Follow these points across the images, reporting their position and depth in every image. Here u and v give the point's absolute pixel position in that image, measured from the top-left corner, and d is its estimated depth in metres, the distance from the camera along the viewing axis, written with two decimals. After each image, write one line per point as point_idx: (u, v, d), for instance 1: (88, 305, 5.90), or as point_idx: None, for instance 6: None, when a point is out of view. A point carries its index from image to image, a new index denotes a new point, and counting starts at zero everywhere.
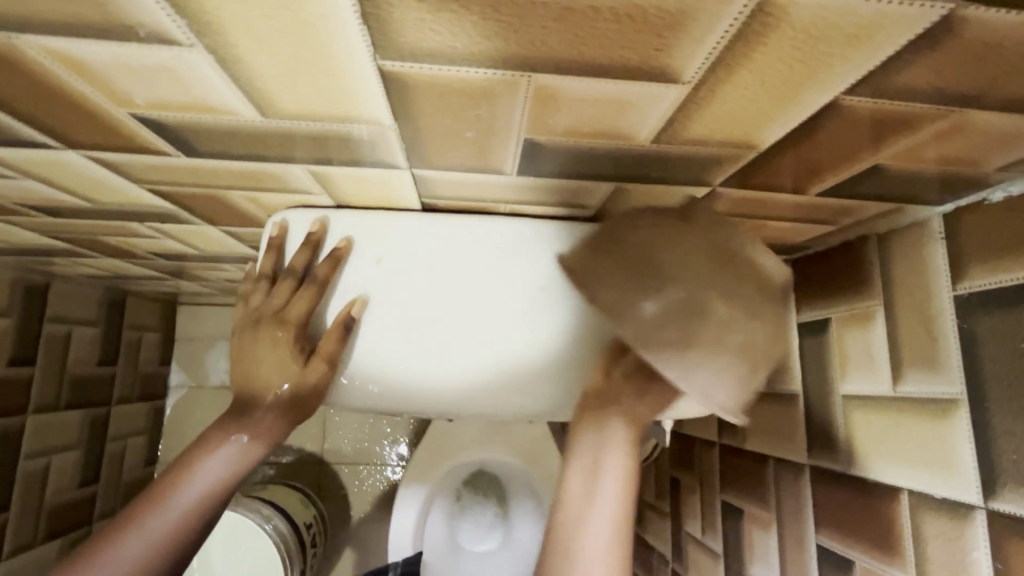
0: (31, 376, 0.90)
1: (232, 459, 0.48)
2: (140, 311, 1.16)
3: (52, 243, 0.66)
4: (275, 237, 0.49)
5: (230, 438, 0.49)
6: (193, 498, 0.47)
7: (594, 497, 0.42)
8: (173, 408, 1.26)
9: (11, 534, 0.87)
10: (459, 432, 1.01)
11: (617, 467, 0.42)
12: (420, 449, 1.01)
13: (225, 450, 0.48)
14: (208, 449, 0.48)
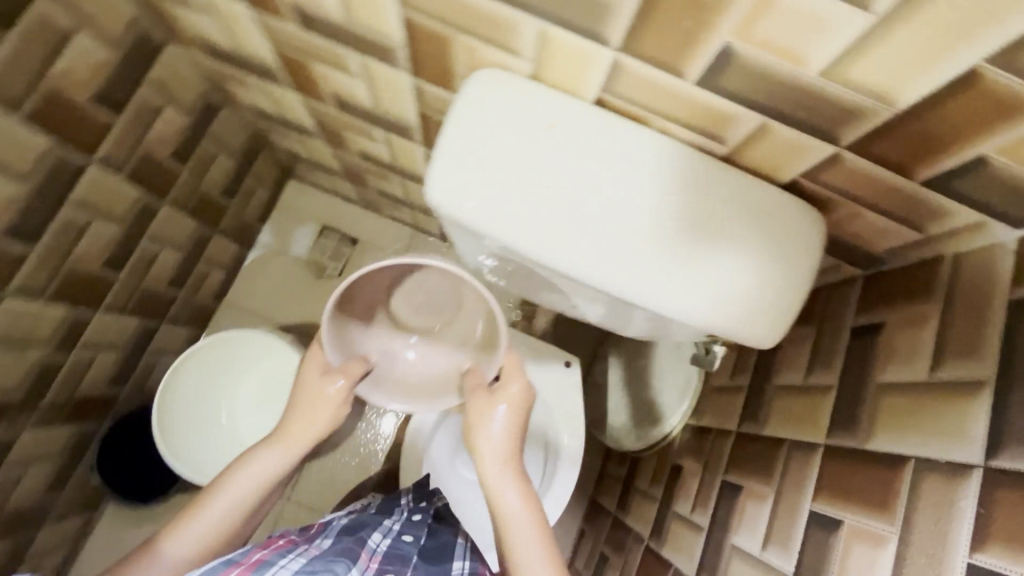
0: (181, 174, 1.04)
1: (274, 463, 0.68)
2: (266, 167, 1.31)
3: (268, 58, 0.80)
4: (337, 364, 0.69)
5: (263, 454, 0.68)
6: (226, 505, 0.65)
7: (513, 519, 0.60)
8: (253, 260, 1.41)
9: (114, 290, 1.00)
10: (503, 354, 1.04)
11: (513, 490, 0.62)
12: None
13: (258, 465, 0.67)
14: (258, 456, 0.68)
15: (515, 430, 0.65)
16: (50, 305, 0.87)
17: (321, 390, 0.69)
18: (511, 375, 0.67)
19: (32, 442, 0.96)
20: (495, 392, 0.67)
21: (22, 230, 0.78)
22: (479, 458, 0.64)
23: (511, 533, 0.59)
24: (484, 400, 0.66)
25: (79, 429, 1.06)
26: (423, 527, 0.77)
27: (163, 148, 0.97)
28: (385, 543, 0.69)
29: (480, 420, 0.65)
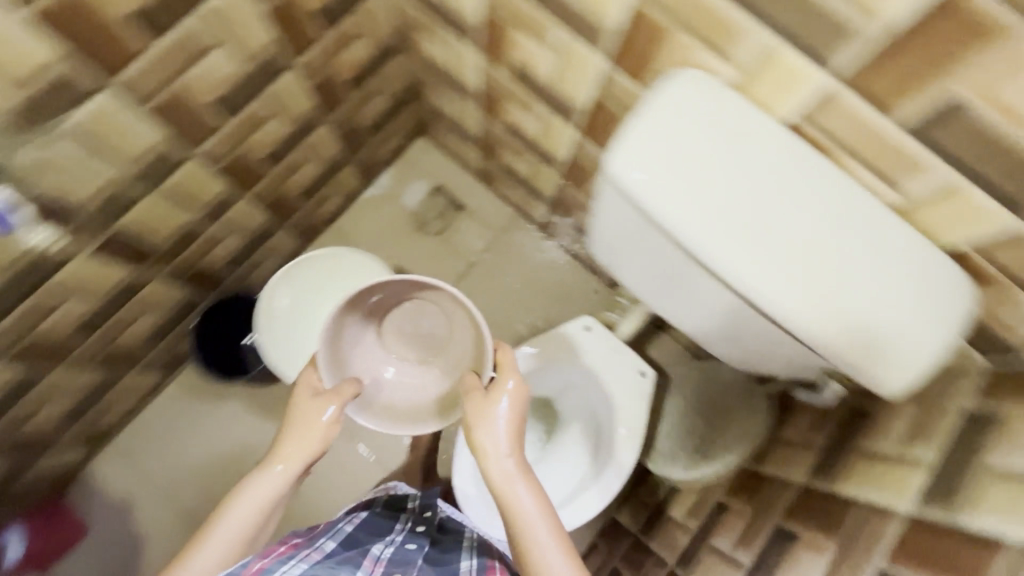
0: (349, 100, 1.14)
1: (275, 485, 0.74)
2: (408, 118, 1.41)
3: (474, 16, 0.87)
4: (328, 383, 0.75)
5: (260, 479, 0.74)
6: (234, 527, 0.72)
7: (531, 514, 0.69)
8: (366, 198, 1.50)
9: (263, 184, 1.10)
10: (591, 343, 1.07)
11: (524, 489, 0.70)
12: (555, 332, 1.08)
13: (257, 488, 0.74)
14: (255, 480, 0.74)
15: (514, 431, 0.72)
16: (217, 177, 0.97)
17: (312, 408, 0.74)
18: (504, 372, 0.73)
19: (156, 290, 1.05)
20: (488, 393, 0.72)
21: (228, 106, 0.87)
22: (485, 456, 0.70)
23: (522, 518, 0.69)
24: (480, 401, 0.72)
25: (190, 296, 1.16)
26: (421, 537, 0.90)
27: (345, 71, 1.06)
28: (387, 551, 0.81)
29: (481, 419, 0.71)
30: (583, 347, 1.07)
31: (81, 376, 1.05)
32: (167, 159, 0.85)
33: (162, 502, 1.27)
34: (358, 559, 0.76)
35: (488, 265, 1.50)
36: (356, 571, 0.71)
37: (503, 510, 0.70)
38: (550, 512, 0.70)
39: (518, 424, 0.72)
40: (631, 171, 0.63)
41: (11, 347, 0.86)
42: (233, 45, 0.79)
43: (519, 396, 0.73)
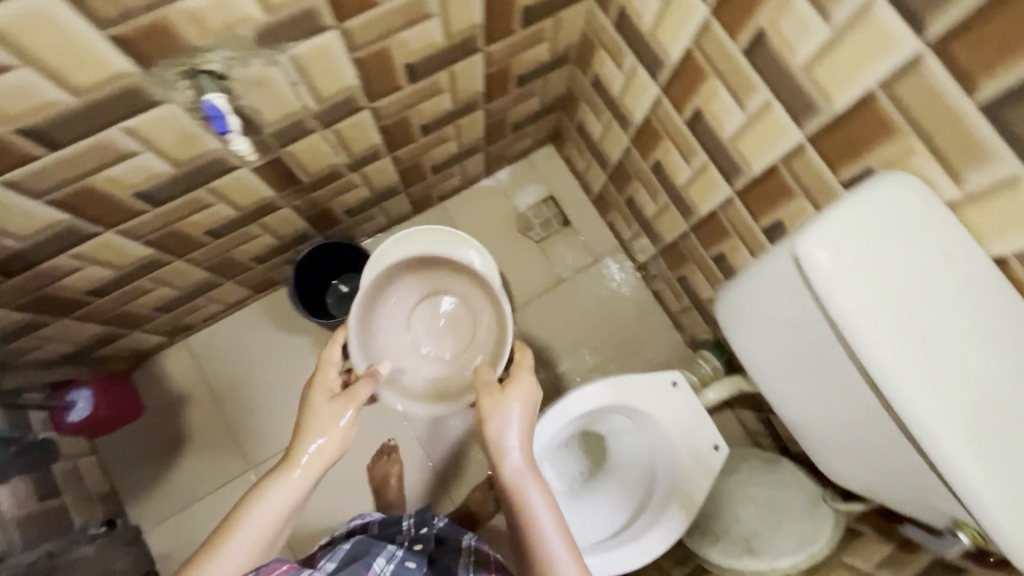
0: (510, 95, 1.17)
1: (294, 490, 0.73)
2: (546, 124, 1.42)
3: (673, 55, 0.88)
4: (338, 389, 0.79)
5: (279, 484, 0.73)
6: (257, 529, 0.70)
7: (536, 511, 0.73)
8: (479, 187, 1.52)
9: (409, 150, 1.14)
10: (675, 401, 1.05)
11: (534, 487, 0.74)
12: (641, 377, 1.06)
13: (276, 493, 0.72)
14: (271, 487, 0.73)
15: (525, 429, 0.78)
16: (377, 131, 1.00)
17: (336, 408, 0.77)
18: (519, 368, 0.81)
19: (283, 216, 1.10)
20: (502, 389, 0.79)
21: (419, 72, 0.91)
22: (499, 450, 0.75)
23: (531, 516, 0.73)
24: (493, 395, 0.78)
25: (306, 229, 1.20)
26: (420, 555, 0.92)
27: (520, 67, 1.08)
28: (388, 568, 0.83)
29: (497, 414, 0.77)
30: (666, 401, 1.05)
31: (194, 272, 1.11)
32: (349, 103, 0.88)
33: (213, 412, 1.32)
34: None
35: (575, 286, 1.51)
36: None
37: (514, 508, 0.74)
38: (557, 514, 0.74)
39: (528, 424, 0.78)
40: (828, 255, 0.61)
41: (149, 234, 0.90)
42: (446, 19, 0.83)
43: (530, 394, 0.79)
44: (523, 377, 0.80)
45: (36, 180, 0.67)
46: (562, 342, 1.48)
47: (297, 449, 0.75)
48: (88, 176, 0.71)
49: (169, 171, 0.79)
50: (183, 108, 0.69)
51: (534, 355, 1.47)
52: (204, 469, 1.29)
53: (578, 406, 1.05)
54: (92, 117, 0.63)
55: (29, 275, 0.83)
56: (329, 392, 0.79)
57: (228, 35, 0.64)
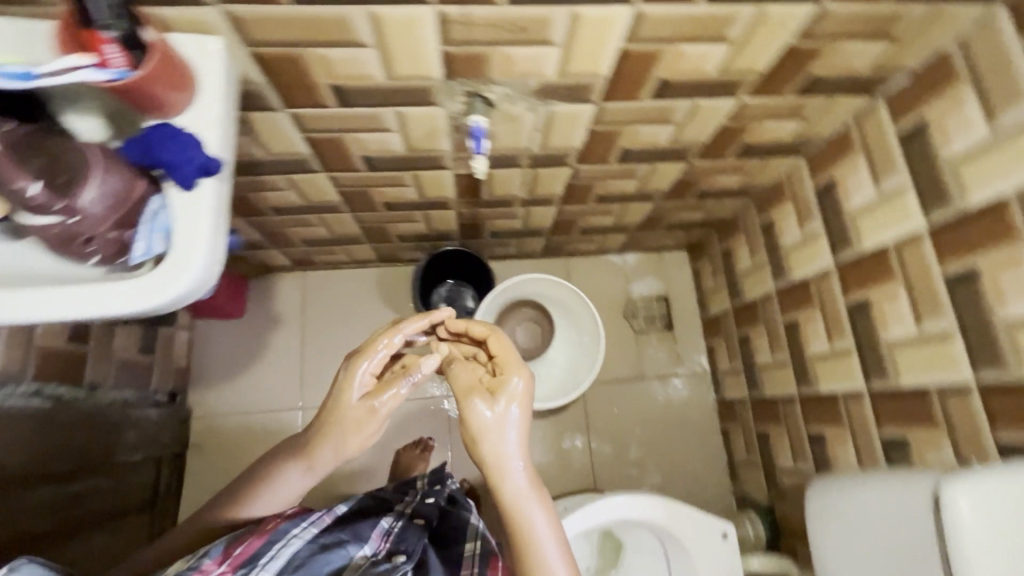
0: (685, 202, 1.23)
1: (306, 479, 0.84)
2: (695, 235, 1.47)
3: (868, 245, 0.91)
4: (368, 381, 0.83)
5: (292, 470, 0.83)
6: (275, 498, 0.84)
7: (545, 540, 0.75)
8: (604, 259, 1.57)
9: (576, 209, 1.22)
10: (716, 556, 1.05)
11: (541, 515, 0.76)
12: (696, 517, 1.06)
13: (291, 475, 0.83)
14: (283, 476, 0.84)
15: (521, 438, 0.79)
16: (565, 186, 1.08)
17: (360, 412, 0.81)
18: (507, 373, 0.82)
19: (445, 215, 1.20)
20: (493, 396, 0.81)
21: (631, 158, 0.99)
22: (498, 467, 0.77)
23: (535, 536, 0.75)
24: (483, 405, 0.80)
25: (452, 232, 1.30)
26: (430, 513, 0.93)
27: (708, 184, 1.14)
28: (397, 524, 0.84)
29: (493, 434, 0.79)
30: (707, 551, 1.05)
31: (351, 226, 1.22)
32: (562, 158, 0.96)
33: (296, 343, 1.41)
34: (366, 530, 0.80)
35: (653, 386, 1.52)
36: (358, 549, 0.75)
37: (516, 526, 0.76)
38: (557, 532, 0.77)
39: (524, 436, 0.79)
40: (973, 512, 0.60)
41: (348, 186, 1.01)
42: (682, 130, 0.91)
43: (519, 403, 0.81)
44: (517, 380, 0.82)
45: (313, 121, 0.78)
46: (614, 432, 1.49)
47: (308, 452, 0.83)
48: (346, 132, 0.82)
49: (400, 151, 0.89)
50: (448, 114, 0.80)
51: (586, 431, 1.48)
52: (263, 387, 1.38)
53: (630, 510, 1.05)
54: (386, 96, 0.74)
55: (247, 180, 0.95)
56: (362, 391, 0.82)
57: (517, 80, 0.73)
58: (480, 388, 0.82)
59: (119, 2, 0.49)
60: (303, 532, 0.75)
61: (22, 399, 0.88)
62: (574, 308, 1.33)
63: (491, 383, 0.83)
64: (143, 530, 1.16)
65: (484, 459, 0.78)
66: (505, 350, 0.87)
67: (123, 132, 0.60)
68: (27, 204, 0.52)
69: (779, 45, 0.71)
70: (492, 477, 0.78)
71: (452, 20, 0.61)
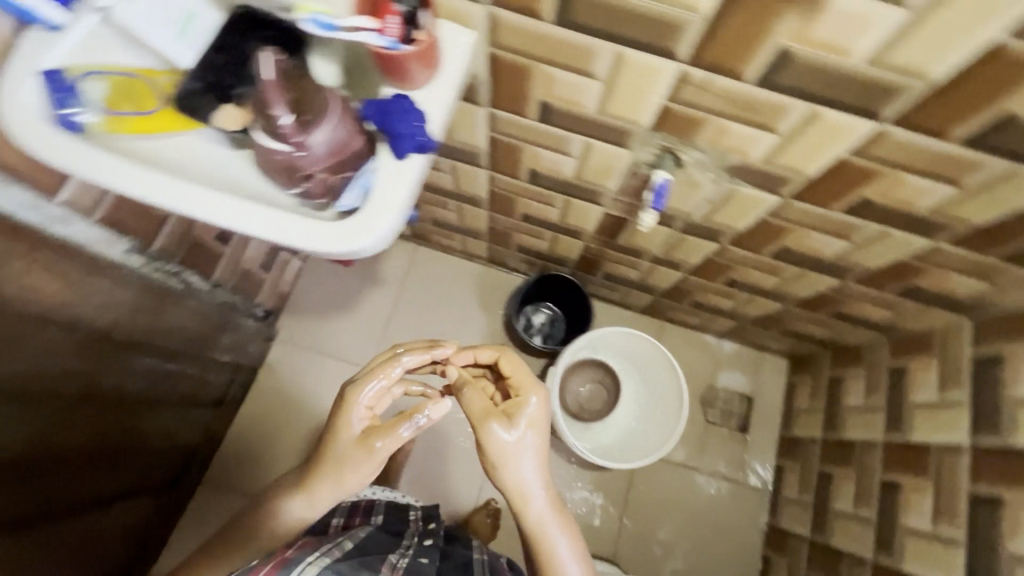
0: (815, 315, 1.16)
1: (303, 515, 0.85)
2: (805, 347, 1.38)
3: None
4: (363, 421, 0.80)
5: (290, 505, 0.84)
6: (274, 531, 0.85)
7: (562, 543, 0.81)
8: (699, 337, 1.51)
9: (699, 283, 1.18)
10: None
11: (559, 524, 0.81)
12: None
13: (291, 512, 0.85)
14: (284, 508, 0.84)
15: (538, 461, 0.80)
16: (704, 258, 1.05)
17: (358, 452, 0.79)
18: (521, 397, 0.82)
19: (571, 243, 1.20)
20: (510, 421, 0.79)
21: (786, 258, 0.95)
22: (522, 491, 0.79)
23: (561, 555, 0.79)
24: (502, 429, 0.79)
25: (569, 260, 1.30)
26: (432, 551, 0.93)
27: (850, 308, 1.07)
28: (404, 561, 0.85)
29: (511, 462, 0.79)
30: None
31: (480, 222, 1.25)
32: (717, 234, 0.94)
33: (386, 306, 1.47)
34: (377, 563, 0.81)
35: (707, 482, 1.44)
36: None
37: (543, 545, 0.80)
38: (580, 545, 0.82)
39: (543, 461, 0.80)
40: None
41: (500, 188, 1.03)
42: (856, 250, 0.86)
43: (536, 426, 0.81)
44: (534, 399, 0.82)
45: (503, 124, 0.81)
46: (652, 513, 1.42)
47: (306, 488, 0.83)
48: (529, 143, 0.84)
49: (568, 175, 0.90)
50: (632, 160, 0.80)
51: (623, 500, 1.42)
52: (343, 336, 1.44)
53: None
54: (586, 126, 0.75)
55: None
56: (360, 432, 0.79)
57: (719, 152, 0.72)
58: (495, 412, 0.80)
59: None
60: (317, 561, 0.74)
61: (148, 269, 0.91)
62: (651, 369, 1.23)
63: (503, 407, 0.82)
64: (205, 422, 1.24)
65: (503, 478, 0.80)
66: (517, 370, 0.86)
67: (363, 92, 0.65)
68: (277, 129, 0.57)
69: (1011, 206, 0.66)
70: (512, 492, 0.80)
71: (690, 82, 0.61)
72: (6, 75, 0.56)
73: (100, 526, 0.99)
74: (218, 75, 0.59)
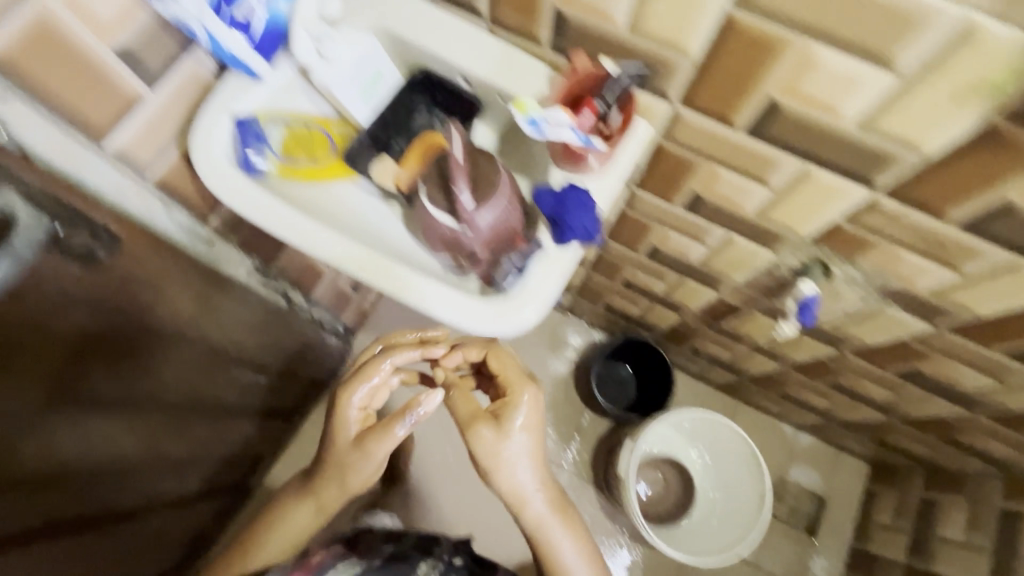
0: (921, 434, 1.08)
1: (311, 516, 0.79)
2: (893, 458, 1.29)
3: None
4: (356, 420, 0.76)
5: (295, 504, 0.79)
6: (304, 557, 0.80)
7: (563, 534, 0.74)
8: (775, 424, 1.43)
9: (796, 378, 1.12)
10: None
11: (558, 521, 0.74)
12: None
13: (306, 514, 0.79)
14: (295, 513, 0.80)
15: (530, 459, 0.73)
16: (814, 359, 1.00)
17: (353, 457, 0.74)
18: (512, 397, 0.74)
19: (666, 314, 1.16)
20: (499, 425, 0.72)
21: (913, 379, 0.88)
22: (517, 494, 0.73)
23: (562, 552, 0.75)
24: (492, 432, 0.71)
25: (657, 327, 1.26)
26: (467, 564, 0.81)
27: (967, 437, 0.98)
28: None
29: (499, 467, 0.72)
30: None
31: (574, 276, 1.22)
32: (840, 342, 0.88)
33: None
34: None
35: None
36: None
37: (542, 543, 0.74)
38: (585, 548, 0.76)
39: (538, 460, 0.73)
40: None
41: (610, 254, 1.01)
42: (1002, 391, 0.79)
43: (529, 423, 0.73)
44: (525, 396, 0.74)
45: (641, 203, 0.79)
46: None
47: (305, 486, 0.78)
48: (663, 225, 0.82)
49: (693, 259, 0.87)
50: (773, 260, 0.76)
51: None
52: None
53: None
54: (735, 223, 0.72)
55: None
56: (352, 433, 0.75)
57: (880, 274, 0.67)
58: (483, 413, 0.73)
59: (636, 75, 0.53)
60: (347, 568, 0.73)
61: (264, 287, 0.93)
62: (731, 456, 1.10)
63: (492, 408, 0.75)
64: (276, 432, 1.25)
65: (500, 480, 0.72)
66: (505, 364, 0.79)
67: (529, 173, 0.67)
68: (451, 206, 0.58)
69: None
70: (509, 491, 0.73)
71: (878, 210, 0.57)
72: (205, 114, 0.58)
73: (174, 522, 1.00)
74: (386, 134, 0.62)
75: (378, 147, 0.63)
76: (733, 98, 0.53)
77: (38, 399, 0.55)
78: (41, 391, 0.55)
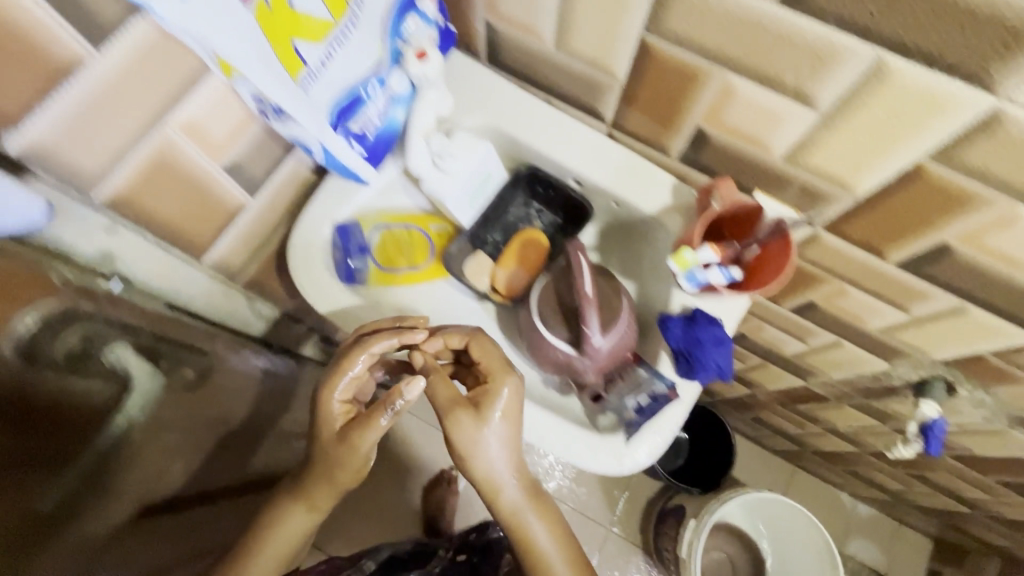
0: (1007, 532, 1.01)
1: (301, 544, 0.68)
2: (963, 543, 1.22)
3: None
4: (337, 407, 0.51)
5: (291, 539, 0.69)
6: None
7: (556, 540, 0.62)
8: (832, 492, 1.36)
9: (870, 461, 1.06)
10: None
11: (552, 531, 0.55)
12: None
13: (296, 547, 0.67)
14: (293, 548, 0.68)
15: (514, 444, 0.52)
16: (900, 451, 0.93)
17: (338, 454, 0.51)
18: (499, 384, 0.50)
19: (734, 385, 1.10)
20: (480, 411, 0.50)
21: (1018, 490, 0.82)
22: (489, 483, 0.53)
23: (544, 552, 0.54)
24: (470, 424, 0.50)
25: (718, 393, 1.20)
26: None
27: None
28: None
29: (470, 446, 0.51)
30: None
31: None
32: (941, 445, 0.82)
33: None
34: None
35: None
36: None
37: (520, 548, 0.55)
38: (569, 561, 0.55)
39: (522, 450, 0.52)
40: None
41: None
42: None
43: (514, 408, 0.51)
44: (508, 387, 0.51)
45: None
46: None
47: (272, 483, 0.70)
48: (760, 318, 0.77)
49: (785, 350, 0.81)
50: (885, 369, 0.70)
51: None
52: None
53: None
54: (850, 333, 0.67)
55: None
56: (333, 428, 0.51)
57: (1016, 402, 0.62)
58: (464, 400, 0.51)
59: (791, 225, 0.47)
60: None
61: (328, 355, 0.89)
62: (791, 538, 1.06)
63: (474, 393, 0.52)
64: None
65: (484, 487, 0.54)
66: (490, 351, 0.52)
67: (638, 280, 0.62)
68: (564, 334, 0.53)
69: None
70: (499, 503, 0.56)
71: None
72: (304, 219, 0.55)
73: None
74: (483, 232, 0.60)
75: (474, 244, 0.60)
76: (894, 235, 0.48)
77: (122, 516, 0.46)
78: (128, 505, 0.46)
